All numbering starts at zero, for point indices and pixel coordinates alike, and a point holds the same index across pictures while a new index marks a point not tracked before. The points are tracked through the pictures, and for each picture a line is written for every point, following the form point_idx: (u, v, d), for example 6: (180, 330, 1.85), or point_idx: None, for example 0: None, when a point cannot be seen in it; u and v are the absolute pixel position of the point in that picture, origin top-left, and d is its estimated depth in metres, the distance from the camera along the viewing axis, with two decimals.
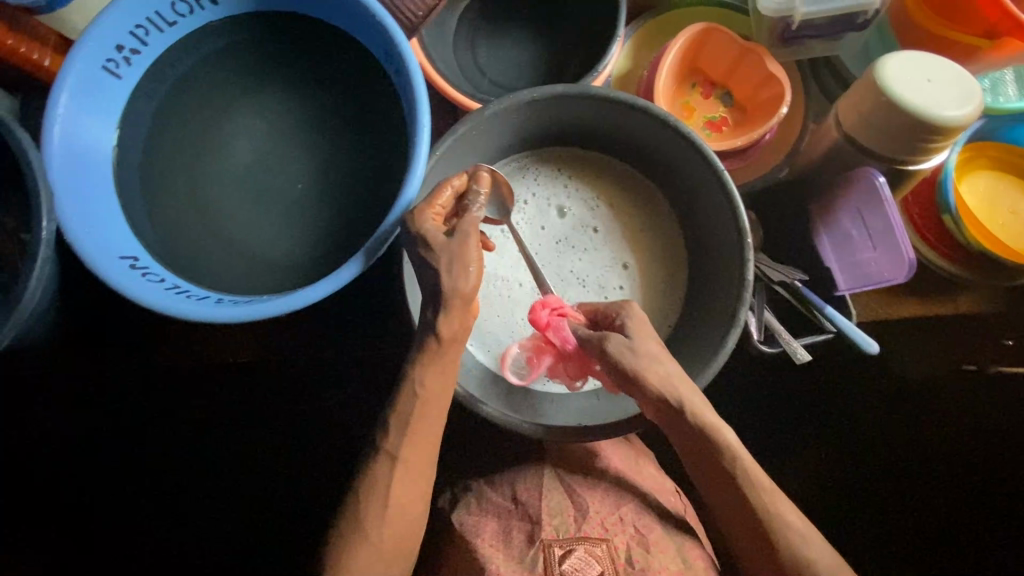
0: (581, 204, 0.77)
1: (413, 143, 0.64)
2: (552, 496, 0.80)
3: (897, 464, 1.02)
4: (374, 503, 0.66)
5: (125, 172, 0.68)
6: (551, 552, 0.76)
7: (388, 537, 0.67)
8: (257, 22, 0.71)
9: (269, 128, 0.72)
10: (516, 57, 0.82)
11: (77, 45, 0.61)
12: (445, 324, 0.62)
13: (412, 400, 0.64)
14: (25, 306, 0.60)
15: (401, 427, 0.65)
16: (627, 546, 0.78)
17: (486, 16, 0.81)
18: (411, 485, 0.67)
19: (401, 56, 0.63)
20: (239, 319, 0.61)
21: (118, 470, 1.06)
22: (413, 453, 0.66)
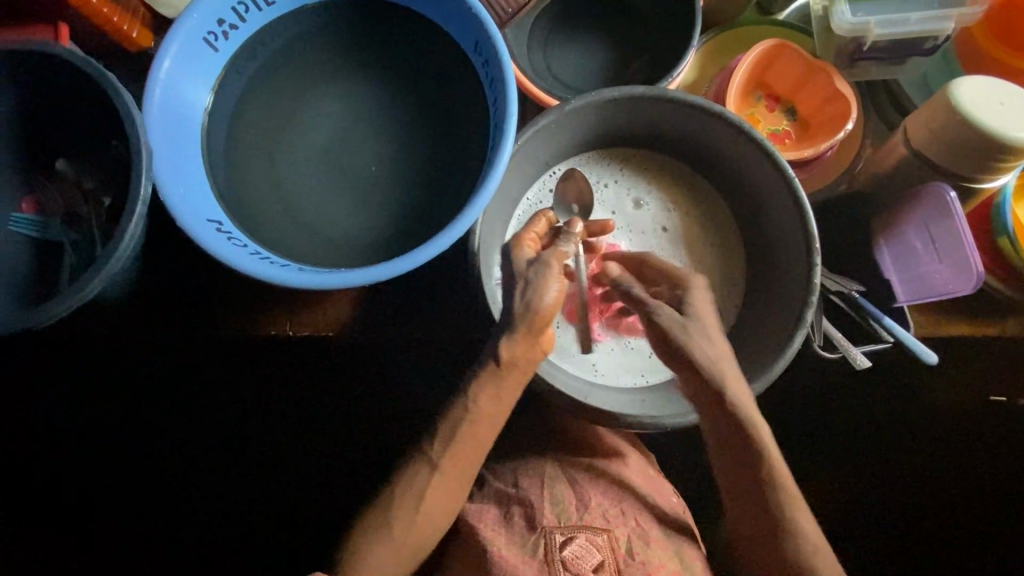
0: (658, 202, 0.79)
1: (499, 132, 0.66)
2: (555, 485, 0.80)
3: (925, 486, 1.04)
4: (411, 496, 0.69)
5: (213, 141, 0.70)
6: (552, 540, 0.75)
7: (418, 532, 0.70)
8: (350, 6, 0.73)
9: (353, 109, 0.74)
10: (586, 61, 0.84)
11: (184, 16, 0.65)
12: (506, 348, 0.63)
13: (482, 382, 0.66)
14: (117, 260, 0.61)
15: (449, 436, 0.68)
16: (629, 538, 0.77)
17: (558, 20, 0.84)
18: (449, 488, 0.70)
19: (494, 48, 0.66)
20: (323, 287, 0.63)
21: (119, 470, 1.14)
22: (460, 454, 0.69)
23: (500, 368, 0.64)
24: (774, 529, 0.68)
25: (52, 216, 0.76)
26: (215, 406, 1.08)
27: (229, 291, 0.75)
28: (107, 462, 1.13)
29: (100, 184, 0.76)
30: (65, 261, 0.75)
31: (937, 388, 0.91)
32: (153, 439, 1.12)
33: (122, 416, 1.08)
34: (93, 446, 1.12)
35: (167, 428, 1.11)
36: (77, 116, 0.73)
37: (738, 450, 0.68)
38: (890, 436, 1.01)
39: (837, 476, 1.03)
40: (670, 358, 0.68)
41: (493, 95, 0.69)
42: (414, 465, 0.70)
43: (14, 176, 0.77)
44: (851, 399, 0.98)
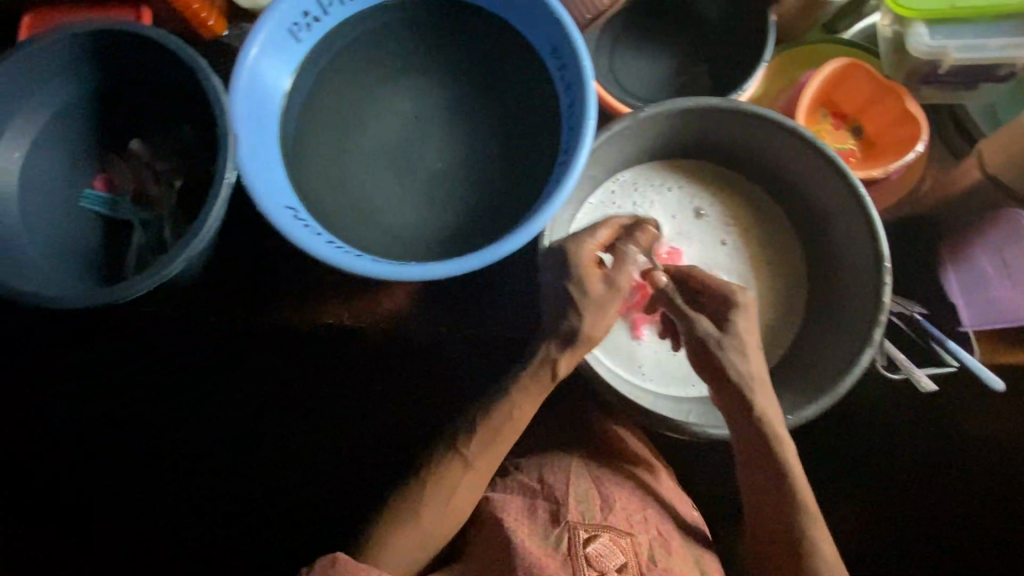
0: (721, 213, 0.79)
1: (575, 136, 0.66)
2: (578, 485, 0.78)
3: (983, 538, 0.97)
4: (441, 491, 0.72)
5: (289, 131, 0.71)
6: (575, 536, 0.73)
7: (439, 520, 0.73)
8: (427, 3, 0.74)
9: (423, 105, 0.74)
10: (651, 72, 0.85)
11: (272, 6, 0.66)
12: (563, 361, 0.67)
13: (524, 390, 0.70)
14: (200, 241, 0.62)
15: (483, 439, 0.72)
16: (651, 545, 0.75)
17: (628, 31, 0.85)
18: (475, 486, 0.73)
19: (575, 52, 0.67)
20: (396, 277, 0.64)
21: (119, 469, 1.07)
22: (490, 454, 0.73)
23: (549, 374, 0.68)
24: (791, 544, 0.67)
25: (123, 196, 0.75)
26: (228, 402, 1.02)
27: (291, 279, 0.76)
28: (105, 462, 1.06)
29: (173, 169, 0.76)
30: (134, 243, 0.74)
31: (984, 430, 0.87)
32: (157, 430, 1.05)
33: (120, 397, 0.99)
34: (91, 445, 1.05)
35: (171, 420, 1.03)
36: (166, 102, 0.75)
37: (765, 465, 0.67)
38: (928, 478, 0.96)
39: (866, 513, 0.99)
40: (703, 367, 0.67)
41: (569, 100, 0.70)
42: (444, 462, 0.73)
43: (87, 154, 0.75)
44: (904, 433, 0.93)
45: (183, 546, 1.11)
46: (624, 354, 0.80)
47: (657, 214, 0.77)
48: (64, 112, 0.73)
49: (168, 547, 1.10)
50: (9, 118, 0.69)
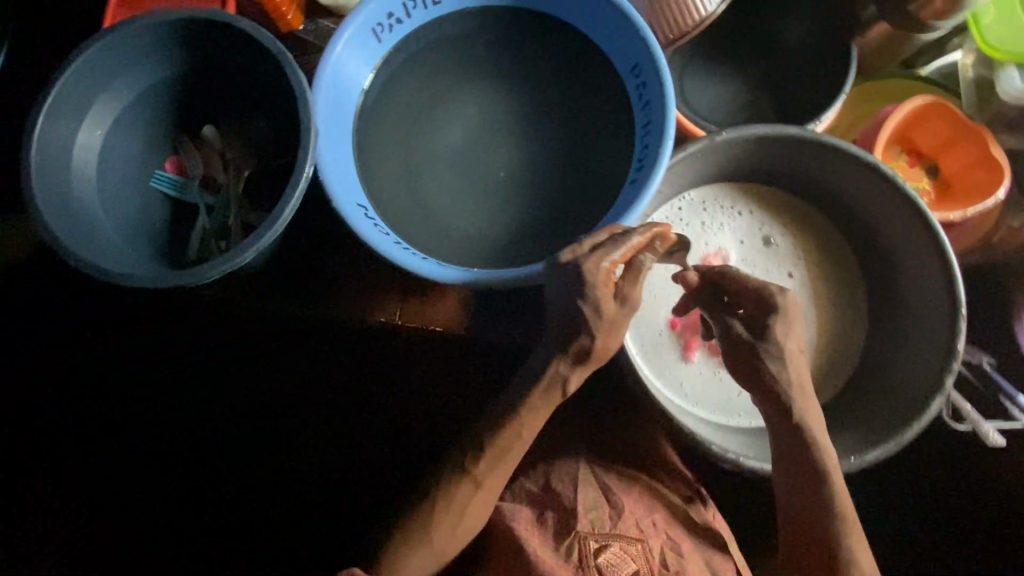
0: (789, 244, 0.77)
1: (651, 156, 0.66)
2: (587, 492, 0.74)
3: None
4: (451, 511, 0.65)
5: (362, 129, 0.72)
6: (586, 546, 0.69)
7: (453, 539, 0.67)
8: (507, 13, 0.74)
9: (494, 113, 0.74)
10: (720, 94, 0.83)
11: (360, 7, 0.67)
12: (576, 380, 0.61)
13: (535, 409, 0.62)
14: (276, 230, 0.63)
15: (496, 455, 0.65)
16: (663, 548, 0.72)
17: (700, 53, 0.84)
18: (483, 504, 0.67)
19: (657, 71, 0.67)
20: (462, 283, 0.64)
21: (117, 471, 0.98)
22: (500, 473, 0.66)
23: (556, 396, 0.61)
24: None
25: (191, 179, 0.76)
26: (239, 402, 0.94)
27: (348, 272, 0.76)
28: (105, 463, 0.97)
29: (242, 158, 0.77)
30: (199, 227, 0.75)
31: None
32: (158, 429, 0.96)
33: (125, 392, 0.92)
34: (91, 444, 0.96)
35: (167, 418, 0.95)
36: (242, 91, 0.75)
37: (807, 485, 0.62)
38: (977, 535, 0.90)
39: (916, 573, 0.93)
40: (737, 367, 0.63)
41: (644, 120, 0.69)
42: (454, 481, 0.65)
43: (162, 137, 0.76)
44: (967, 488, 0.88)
45: (175, 554, 1.01)
46: (676, 380, 0.75)
47: (724, 238, 0.76)
48: (146, 94, 0.73)
49: (169, 546, 1.01)
50: (94, 95, 0.70)
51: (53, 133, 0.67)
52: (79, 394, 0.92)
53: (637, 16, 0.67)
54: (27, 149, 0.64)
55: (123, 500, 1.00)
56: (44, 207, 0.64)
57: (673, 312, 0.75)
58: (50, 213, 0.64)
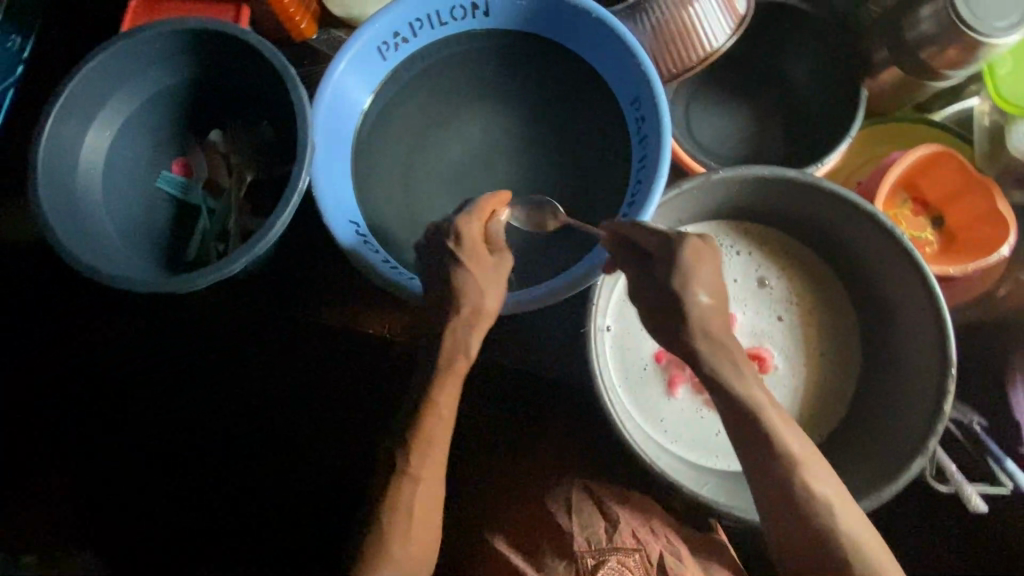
0: (784, 288, 0.75)
1: (644, 190, 0.65)
2: (581, 508, 0.64)
3: None
4: (397, 515, 0.58)
5: (361, 145, 0.73)
6: (583, 565, 0.61)
7: (414, 550, 0.58)
8: (512, 36, 0.74)
9: (492, 135, 0.75)
10: (726, 128, 0.82)
11: (366, 24, 0.68)
12: (470, 342, 0.58)
13: (444, 381, 0.59)
14: (265, 242, 0.64)
15: (421, 443, 0.59)
16: (663, 554, 0.62)
17: (709, 84, 0.83)
18: (429, 503, 0.59)
19: (656, 104, 0.66)
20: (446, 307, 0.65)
21: (110, 472, 0.91)
22: (433, 461, 0.59)
23: (462, 364, 0.59)
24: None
25: (195, 181, 0.78)
26: (218, 405, 0.90)
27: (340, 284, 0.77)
28: (103, 463, 0.91)
29: (245, 164, 0.78)
30: (199, 229, 0.77)
31: None
32: (158, 428, 0.90)
33: (125, 391, 0.90)
34: (91, 444, 0.91)
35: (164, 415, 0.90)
36: (248, 99, 0.77)
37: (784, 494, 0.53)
38: None
39: None
40: None
41: (641, 152, 0.69)
42: (393, 485, 0.58)
43: (169, 139, 0.78)
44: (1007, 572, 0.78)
45: (172, 558, 0.90)
46: (656, 416, 0.74)
47: None
48: (155, 99, 0.75)
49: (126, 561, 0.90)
50: (104, 100, 0.72)
51: (62, 135, 0.69)
52: (78, 394, 0.91)
53: (641, 47, 0.66)
54: (35, 150, 0.67)
55: (124, 499, 0.91)
56: (48, 207, 0.66)
57: (658, 348, 0.75)
58: (53, 213, 0.66)
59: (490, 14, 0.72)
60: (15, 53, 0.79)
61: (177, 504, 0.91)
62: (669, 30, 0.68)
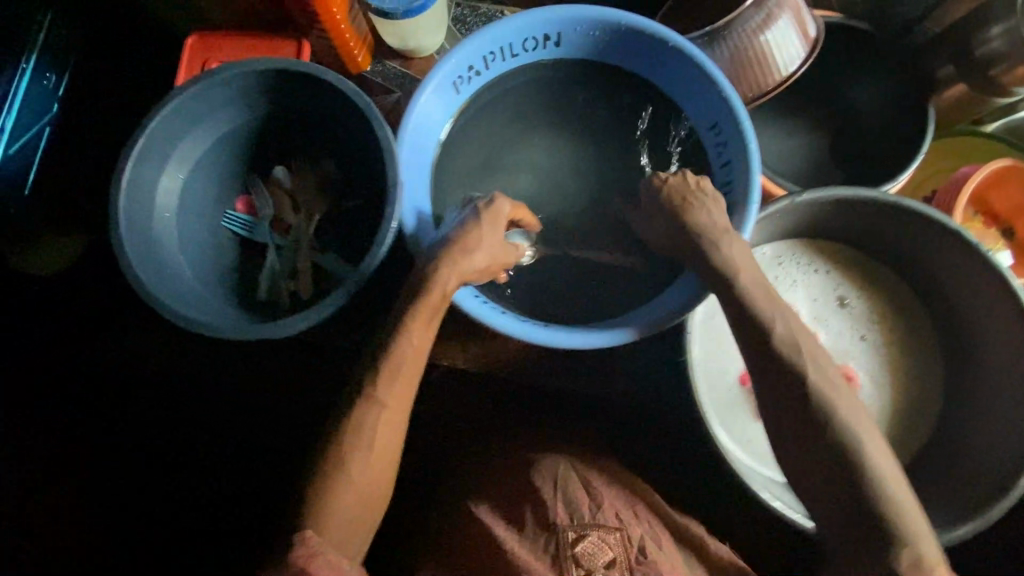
0: (864, 305, 0.77)
1: (734, 217, 0.66)
2: (567, 485, 0.68)
3: None
4: (358, 435, 0.61)
5: (438, 179, 0.73)
6: (564, 537, 0.65)
7: (373, 470, 0.61)
8: (583, 64, 0.74)
9: (565, 163, 0.75)
10: (789, 147, 0.83)
11: (445, 59, 0.67)
12: (444, 276, 0.62)
13: (417, 313, 0.62)
14: (363, 285, 0.63)
15: (388, 369, 0.62)
16: (645, 537, 0.66)
17: (759, 108, 0.85)
18: (390, 429, 0.62)
19: (739, 128, 0.66)
20: (550, 343, 0.64)
21: (118, 470, 1.02)
22: (399, 391, 0.62)
23: (434, 300, 0.62)
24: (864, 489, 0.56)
25: (261, 218, 0.77)
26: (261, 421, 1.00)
27: None
28: (106, 462, 1.02)
29: (314, 200, 0.78)
30: (268, 266, 0.75)
31: None
32: (156, 428, 1.02)
33: (128, 393, 1.02)
34: (92, 444, 1.02)
35: (139, 392, 1.02)
36: (317, 134, 0.77)
37: (790, 391, 0.59)
38: None
39: None
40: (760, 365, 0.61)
41: (724, 177, 0.69)
42: (358, 408, 0.62)
43: (234, 177, 0.77)
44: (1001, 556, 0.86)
45: (173, 556, 1.00)
46: (745, 437, 0.75)
47: (799, 296, 0.77)
48: (223, 139, 0.74)
49: (145, 556, 1.00)
50: (176, 142, 0.71)
51: (140, 180, 0.68)
52: (79, 393, 1.02)
53: (719, 73, 0.66)
54: (115, 196, 0.65)
55: (122, 498, 1.01)
56: (135, 262, 0.64)
57: (744, 370, 0.75)
58: (138, 261, 0.64)
59: (562, 43, 0.72)
60: (49, 89, 0.91)
61: (201, 515, 1.01)
62: (746, 57, 0.68)
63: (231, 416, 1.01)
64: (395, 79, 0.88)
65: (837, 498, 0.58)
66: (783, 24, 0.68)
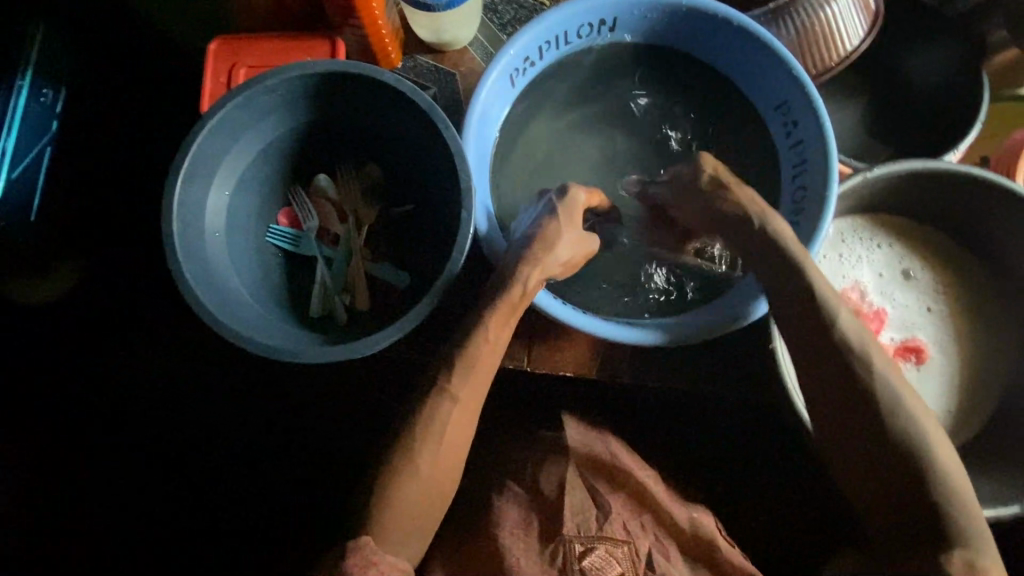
0: (928, 276, 0.77)
1: (813, 198, 0.64)
2: (574, 494, 0.67)
3: None
4: (429, 431, 0.58)
5: (499, 176, 0.70)
6: (570, 549, 0.63)
7: (441, 468, 0.59)
8: (638, 50, 0.71)
9: (623, 153, 0.73)
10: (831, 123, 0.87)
11: (503, 52, 0.64)
12: (530, 274, 0.60)
13: (498, 310, 0.60)
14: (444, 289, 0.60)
15: (466, 364, 0.59)
16: (651, 551, 0.65)
17: None
18: (462, 425, 0.60)
19: (811, 108, 0.64)
20: (636, 339, 0.62)
21: (117, 471, 0.98)
22: (474, 385, 0.60)
23: (517, 294, 0.60)
24: (919, 488, 0.53)
25: (306, 231, 0.73)
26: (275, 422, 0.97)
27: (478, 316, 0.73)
28: (105, 463, 0.98)
29: (361, 208, 0.75)
30: (319, 280, 0.72)
31: None
32: (156, 428, 0.98)
33: (129, 392, 0.98)
34: (91, 444, 0.98)
35: (144, 400, 0.97)
36: (361, 139, 0.74)
37: (840, 379, 0.57)
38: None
39: None
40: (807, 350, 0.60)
41: (796, 159, 0.67)
42: (430, 402, 0.59)
43: (276, 189, 0.74)
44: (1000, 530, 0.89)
45: (172, 557, 0.97)
46: None
47: (866, 272, 0.76)
48: (267, 147, 0.70)
49: (147, 557, 0.97)
50: (220, 157, 0.67)
51: (189, 201, 0.63)
52: (79, 394, 0.98)
53: (787, 51, 0.65)
54: (166, 220, 0.61)
55: (122, 499, 0.97)
56: (191, 280, 0.60)
57: None
58: (192, 278, 0.60)
59: (616, 29, 0.70)
60: (48, 107, 0.84)
61: (202, 510, 0.97)
62: (812, 33, 0.67)
63: (242, 419, 0.97)
64: (428, 75, 0.82)
65: (891, 497, 0.54)
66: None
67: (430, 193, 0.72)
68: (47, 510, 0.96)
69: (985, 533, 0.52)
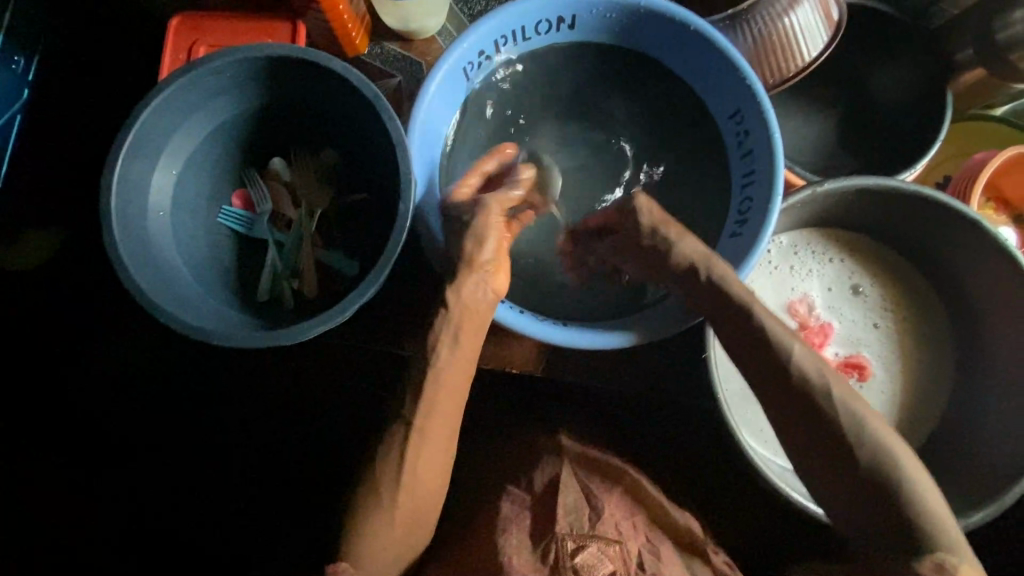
0: (876, 294, 0.77)
1: (758, 209, 0.64)
2: (566, 492, 0.64)
3: None
4: (391, 456, 0.58)
5: (449, 169, 0.70)
6: (562, 546, 0.60)
7: (411, 497, 0.58)
8: (597, 50, 0.71)
9: (579, 155, 0.73)
10: (814, 143, 0.87)
11: (456, 45, 0.64)
12: (466, 292, 0.59)
13: (451, 330, 0.59)
14: (376, 277, 0.60)
15: (419, 393, 0.58)
16: (642, 552, 0.61)
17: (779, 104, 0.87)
18: (428, 454, 0.59)
19: (762, 117, 0.64)
20: (571, 342, 0.62)
21: (122, 470, 0.97)
22: (438, 416, 0.59)
23: (461, 313, 0.59)
24: (883, 495, 0.53)
25: (259, 213, 0.73)
26: (257, 416, 0.95)
27: (429, 308, 0.73)
28: (107, 466, 0.97)
29: (315, 194, 0.74)
30: (269, 264, 0.71)
31: None
32: (151, 430, 0.96)
33: (121, 398, 0.96)
34: (93, 445, 0.97)
35: (138, 394, 0.95)
36: (315, 125, 0.73)
37: (788, 384, 0.57)
38: None
39: None
40: (753, 346, 0.59)
41: (746, 168, 0.67)
42: (391, 431, 0.59)
43: (231, 172, 0.74)
44: (999, 534, 0.89)
45: (178, 554, 0.96)
46: (760, 427, 0.75)
47: (814, 284, 0.76)
48: (219, 130, 0.71)
49: (154, 556, 0.97)
50: (167, 138, 0.67)
51: (131, 179, 0.64)
52: (78, 398, 0.96)
53: (741, 58, 0.64)
54: (105, 198, 0.62)
55: (131, 490, 0.97)
56: (135, 270, 0.61)
57: None
58: (136, 266, 0.61)
59: (576, 27, 0.69)
60: (20, 73, 0.81)
61: (210, 505, 0.96)
62: (769, 42, 0.67)
63: (233, 416, 0.95)
64: (395, 64, 0.80)
65: (861, 505, 0.54)
66: (806, 8, 0.66)
67: (381, 182, 0.71)
68: (61, 503, 0.97)
69: (951, 525, 0.52)
